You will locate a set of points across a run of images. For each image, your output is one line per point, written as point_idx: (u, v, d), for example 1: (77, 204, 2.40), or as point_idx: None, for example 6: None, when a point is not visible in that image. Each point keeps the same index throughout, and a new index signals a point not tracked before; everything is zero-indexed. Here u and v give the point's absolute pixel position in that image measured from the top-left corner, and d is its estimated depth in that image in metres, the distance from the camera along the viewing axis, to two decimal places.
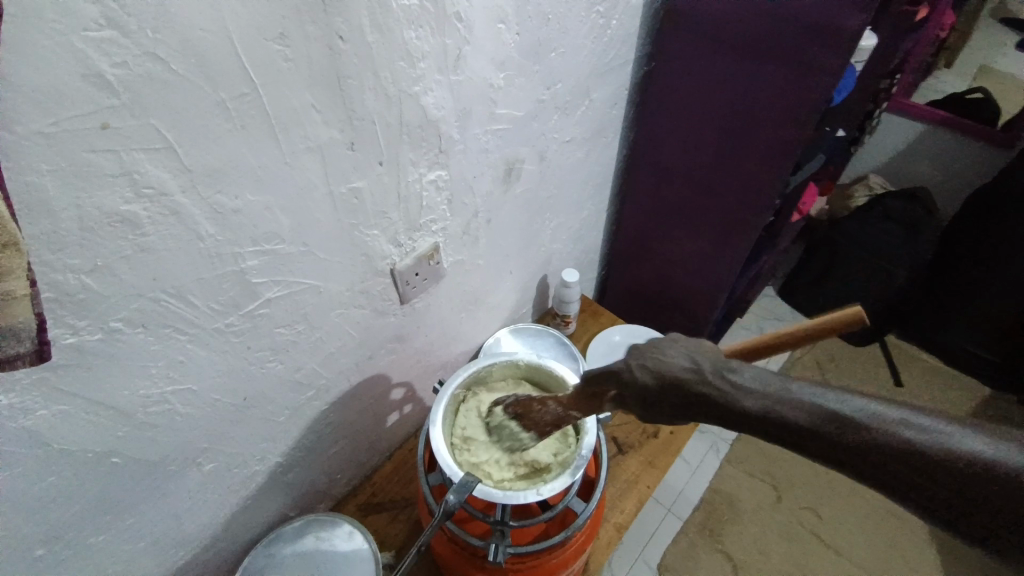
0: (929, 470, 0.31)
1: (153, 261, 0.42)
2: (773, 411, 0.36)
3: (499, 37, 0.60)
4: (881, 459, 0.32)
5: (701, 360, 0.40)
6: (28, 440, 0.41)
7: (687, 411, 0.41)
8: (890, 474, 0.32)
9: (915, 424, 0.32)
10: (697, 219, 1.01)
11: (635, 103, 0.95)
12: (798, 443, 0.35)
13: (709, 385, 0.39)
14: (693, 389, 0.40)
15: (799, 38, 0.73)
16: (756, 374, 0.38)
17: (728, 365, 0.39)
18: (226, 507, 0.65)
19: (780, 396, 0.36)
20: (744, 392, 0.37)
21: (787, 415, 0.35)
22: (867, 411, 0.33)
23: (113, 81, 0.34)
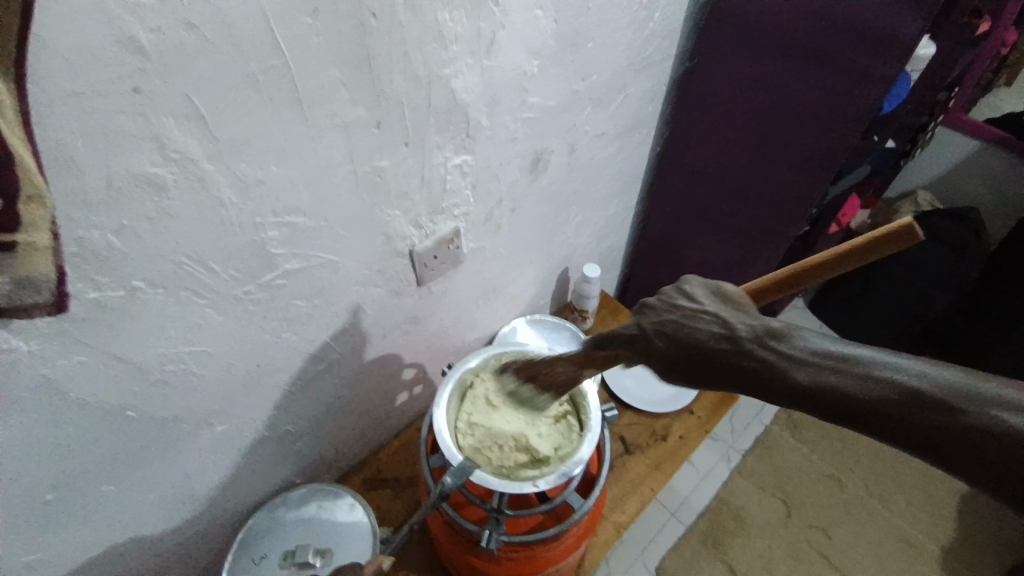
0: (971, 434, 0.34)
1: (176, 225, 0.43)
2: (831, 377, 0.38)
3: (536, 24, 0.59)
4: (932, 423, 0.35)
5: (735, 325, 0.42)
6: (48, 387, 0.43)
7: (721, 377, 0.42)
8: (940, 440, 0.34)
9: (968, 391, 0.34)
10: (730, 223, 0.98)
11: (672, 100, 0.92)
12: (849, 408, 0.37)
13: (757, 349, 0.41)
14: (736, 356, 0.41)
15: (853, 42, 0.70)
16: (812, 341, 0.40)
17: (770, 331, 0.41)
18: (235, 468, 0.67)
19: (838, 364, 0.38)
20: (797, 358, 0.39)
21: (843, 383, 0.37)
22: (917, 376, 0.36)
23: (145, 47, 0.35)
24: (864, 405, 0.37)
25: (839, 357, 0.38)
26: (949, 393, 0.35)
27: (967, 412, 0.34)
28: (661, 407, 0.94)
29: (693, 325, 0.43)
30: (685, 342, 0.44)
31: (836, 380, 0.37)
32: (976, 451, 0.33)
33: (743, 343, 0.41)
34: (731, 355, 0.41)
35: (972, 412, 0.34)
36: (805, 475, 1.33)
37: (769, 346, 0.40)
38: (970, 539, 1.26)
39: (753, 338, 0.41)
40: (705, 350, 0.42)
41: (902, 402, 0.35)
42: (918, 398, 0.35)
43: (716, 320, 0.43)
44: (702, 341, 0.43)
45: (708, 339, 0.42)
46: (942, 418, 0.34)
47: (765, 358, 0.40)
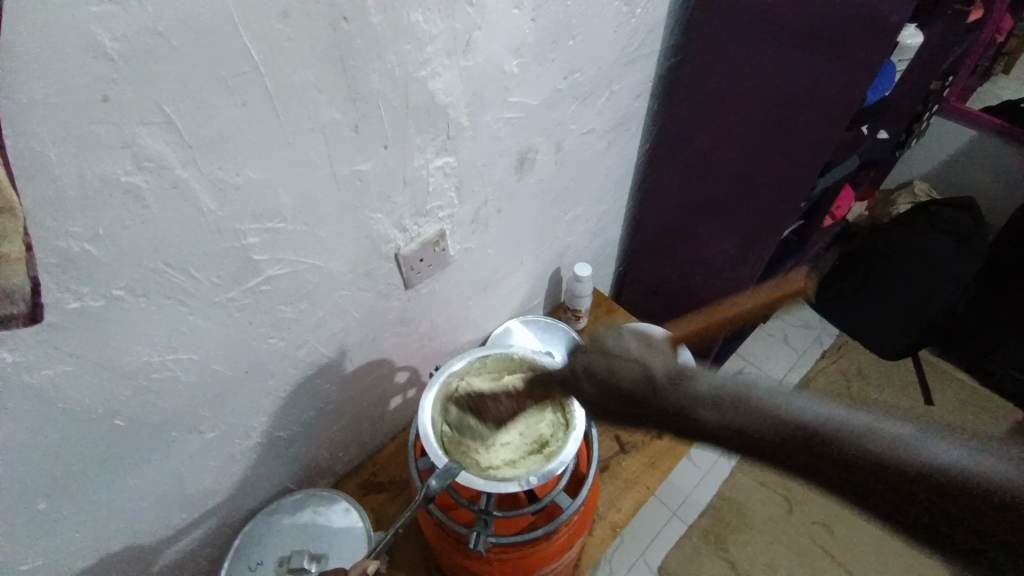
0: (857, 467, 0.29)
1: (155, 231, 0.44)
2: (729, 411, 0.35)
3: (515, 23, 0.59)
4: (817, 457, 0.30)
5: (656, 368, 0.42)
6: (32, 396, 0.43)
7: (640, 418, 0.42)
8: (847, 479, 0.29)
9: (862, 424, 0.30)
10: (722, 219, 0.98)
11: (659, 96, 0.92)
12: (748, 445, 0.33)
13: (662, 392, 0.39)
14: (651, 396, 0.40)
15: (840, 32, 0.69)
16: (709, 377, 0.38)
17: (679, 372, 0.40)
18: (228, 474, 0.67)
19: (731, 398, 0.35)
20: (697, 397, 0.37)
21: (736, 415, 0.34)
22: (813, 413, 0.32)
23: (114, 55, 0.35)
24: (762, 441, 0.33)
25: (734, 396, 0.35)
26: (845, 431, 0.30)
27: (869, 450, 0.29)
28: None
29: (618, 372, 0.45)
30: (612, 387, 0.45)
31: (734, 415, 0.34)
32: (881, 491, 0.28)
33: (657, 382, 0.40)
34: (647, 396, 0.41)
35: (874, 447, 0.29)
36: None
37: (671, 385, 0.39)
38: None
39: (670, 379, 0.40)
40: (630, 391, 0.43)
41: (793, 439, 0.32)
42: (812, 433, 0.31)
43: (635, 367, 0.44)
44: (631, 384, 0.43)
45: (636, 382, 0.43)
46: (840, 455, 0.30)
47: (672, 397, 0.38)
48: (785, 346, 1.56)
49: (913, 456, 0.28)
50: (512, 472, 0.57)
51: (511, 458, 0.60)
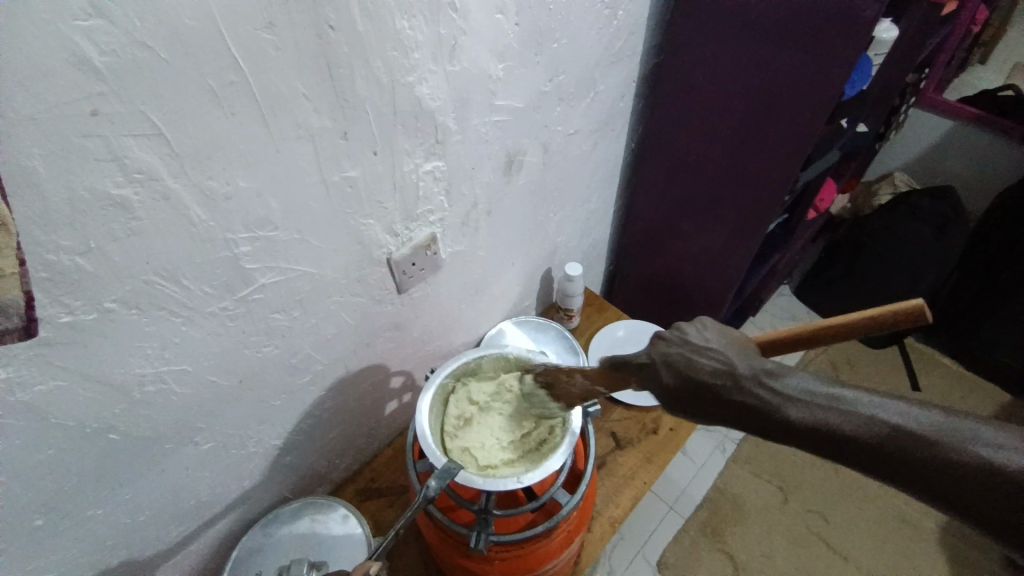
0: (926, 462, 0.40)
1: (146, 243, 0.43)
2: (832, 414, 0.43)
3: (499, 27, 0.60)
4: (895, 455, 0.41)
5: (735, 361, 0.46)
6: (25, 413, 0.43)
7: (718, 410, 0.47)
8: (899, 464, 0.41)
9: (934, 426, 0.41)
10: (710, 215, 0.99)
11: (643, 95, 0.93)
12: (831, 439, 0.42)
13: (749, 389, 0.45)
14: (735, 392, 0.46)
15: (816, 29, 0.71)
16: (798, 380, 0.44)
17: (765, 370, 0.46)
18: (225, 486, 0.67)
19: (824, 401, 0.43)
20: (786, 400, 0.44)
21: (831, 419, 0.42)
22: (895, 418, 0.41)
23: (101, 68, 0.35)
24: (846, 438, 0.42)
25: (821, 401, 0.43)
26: (912, 434, 0.41)
27: (926, 447, 0.40)
28: (650, 400, 0.95)
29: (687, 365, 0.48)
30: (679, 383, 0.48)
31: (823, 420, 0.42)
32: (928, 473, 0.40)
33: (743, 380, 0.45)
34: (731, 391, 0.46)
35: (926, 446, 0.40)
36: (800, 460, 1.34)
37: (754, 383, 0.45)
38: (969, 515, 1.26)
39: (758, 376, 0.45)
40: (704, 388, 0.47)
41: (877, 441, 0.41)
42: (894, 438, 0.41)
43: (709, 362, 0.47)
44: (707, 377, 0.47)
45: (715, 376, 0.46)
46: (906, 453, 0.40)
47: (756, 396, 0.45)
48: (775, 339, 1.58)
49: (964, 452, 0.39)
50: (509, 471, 0.58)
51: (510, 458, 0.60)
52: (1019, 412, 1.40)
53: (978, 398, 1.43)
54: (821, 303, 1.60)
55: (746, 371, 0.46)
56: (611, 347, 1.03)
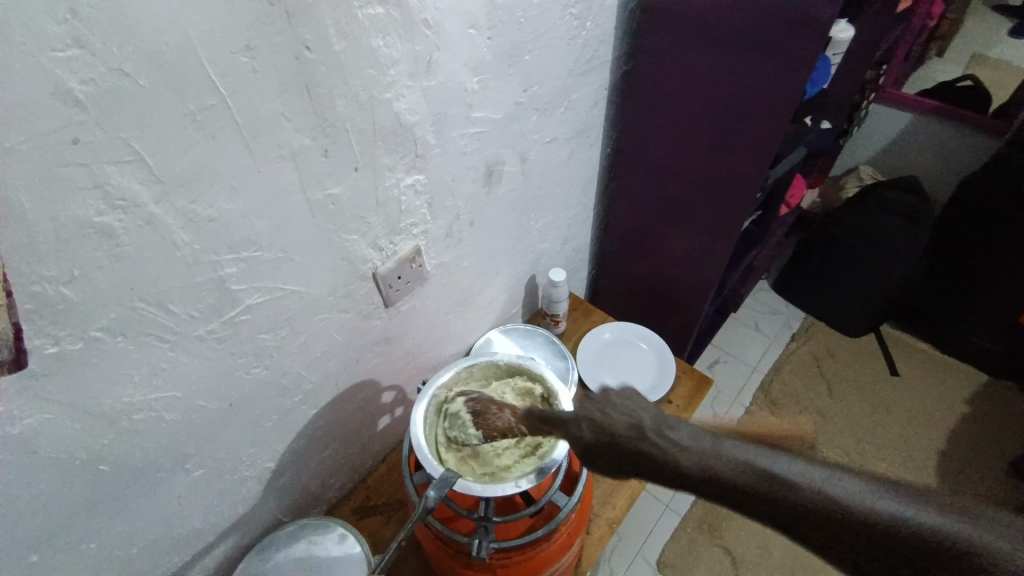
0: (819, 518, 0.37)
1: (132, 269, 0.43)
2: (726, 474, 0.40)
3: (473, 42, 0.61)
4: (788, 509, 0.38)
5: (641, 415, 0.44)
6: (13, 447, 0.42)
7: (627, 466, 0.44)
8: (802, 521, 0.38)
9: (830, 480, 0.38)
10: (687, 215, 1.01)
11: (615, 102, 0.96)
12: (772, 502, 0.38)
13: (680, 444, 0.42)
14: (641, 443, 0.43)
15: (775, 33, 0.73)
16: (695, 433, 0.42)
17: (666, 421, 0.43)
18: (219, 512, 0.66)
19: (721, 456, 0.41)
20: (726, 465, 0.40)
21: (730, 475, 0.40)
22: (790, 470, 0.39)
23: (81, 97, 0.35)
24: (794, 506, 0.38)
25: (762, 464, 0.39)
26: (808, 489, 0.38)
27: (821, 499, 0.37)
28: None
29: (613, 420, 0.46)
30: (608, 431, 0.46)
31: (719, 472, 0.40)
32: (827, 532, 0.37)
33: (648, 433, 0.43)
34: (636, 443, 0.43)
35: (819, 497, 0.37)
36: None
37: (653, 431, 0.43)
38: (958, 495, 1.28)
39: (656, 428, 0.43)
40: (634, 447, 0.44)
41: (770, 498, 0.38)
42: (786, 495, 0.38)
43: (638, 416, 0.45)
44: (617, 430, 0.44)
45: (622, 432, 0.44)
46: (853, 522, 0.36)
47: (657, 448, 0.42)
48: (757, 333, 1.61)
49: (855, 506, 0.37)
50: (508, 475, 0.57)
51: (506, 463, 0.59)
52: (994, 391, 1.45)
53: (954, 380, 1.48)
54: (799, 297, 1.63)
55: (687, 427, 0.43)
56: (599, 350, 1.05)
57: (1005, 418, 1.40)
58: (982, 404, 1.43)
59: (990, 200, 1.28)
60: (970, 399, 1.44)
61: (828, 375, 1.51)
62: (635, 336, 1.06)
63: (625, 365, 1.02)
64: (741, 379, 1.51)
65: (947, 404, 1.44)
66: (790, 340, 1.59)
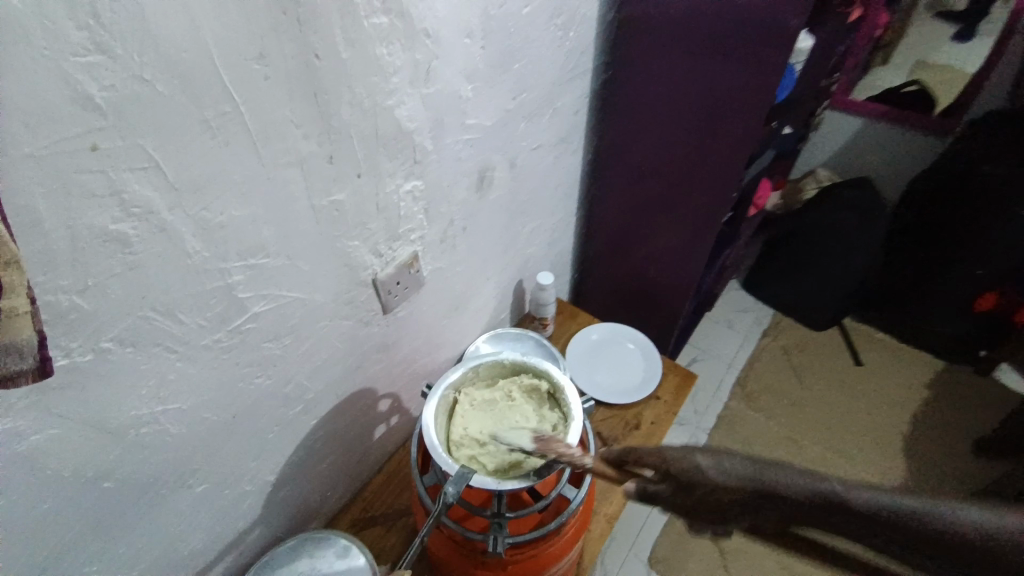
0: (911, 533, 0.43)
1: (144, 277, 0.43)
2: (831, 506, 0.44)
3: (467, 50, 0.63)
4: (888, 530, 0.43)
5: (742, 465, 0.46)
6: (21, 466, 0.41)
7: (731, 509, 0.46)
8: (894, 538, 0.43)
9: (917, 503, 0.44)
10: (668, 216, 1.06)
11: (596, 108, 0.99)
12: (872, 526, 0.43)
13: (778, 482, 0.45)
14: (752, 490, 0.45)
15: (749, 41, 0.78)
16: (793, 475, 0.45)
17: (767, 468, 0.46)
18: (220, 530, 0.64)
19: (825, 488, 0.44)
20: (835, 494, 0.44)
21: (838, 502, 0.44)
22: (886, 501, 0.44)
23: (101, 103, 0.36)
24: (900, 523, 0.43)
25: (860, 491, 0.44)
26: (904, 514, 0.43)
27: (917, 519, 0.43)
28: (631, 398, 0.98)
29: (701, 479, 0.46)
30: (695, 487, 0.47)
31: (830, 502, 0.44)
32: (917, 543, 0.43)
33: (758, 480, 0.45)
34: (749, 491, 0.45)
35: (910, 517, 0.43)
36: (768, 442, 1.42)
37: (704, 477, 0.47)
38: (923, 475, 1.36)
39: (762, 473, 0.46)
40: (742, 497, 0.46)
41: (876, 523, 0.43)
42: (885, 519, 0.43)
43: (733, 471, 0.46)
44: (723, 479, 0.46)
45: (733, 480, 0.46)
46: (905, 523, 0.43)
47: (770, 489, 0.45)
48: (730, 330, 1.67)
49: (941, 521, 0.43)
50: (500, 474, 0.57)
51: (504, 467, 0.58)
52: (950, 376, 1.55)
53: (913, 367, 1.57)
54: (769, 294, 1.71)
55: (767, 463, 0.46)
56: (587, 350, 1.08)
57: (960, 400, 1.50)
58: (940, 388, 1.52)
59: (947, 192, 1.37)
60: (930, 383, 1.54)
61: (799, 368, 1.58)
62: (621, 336, 1.09)
63: (613, 364, 1.05)
64: (718, 375, 1.56)
65: (908, 390, 1.52)
66: (761, 336, 1.66)
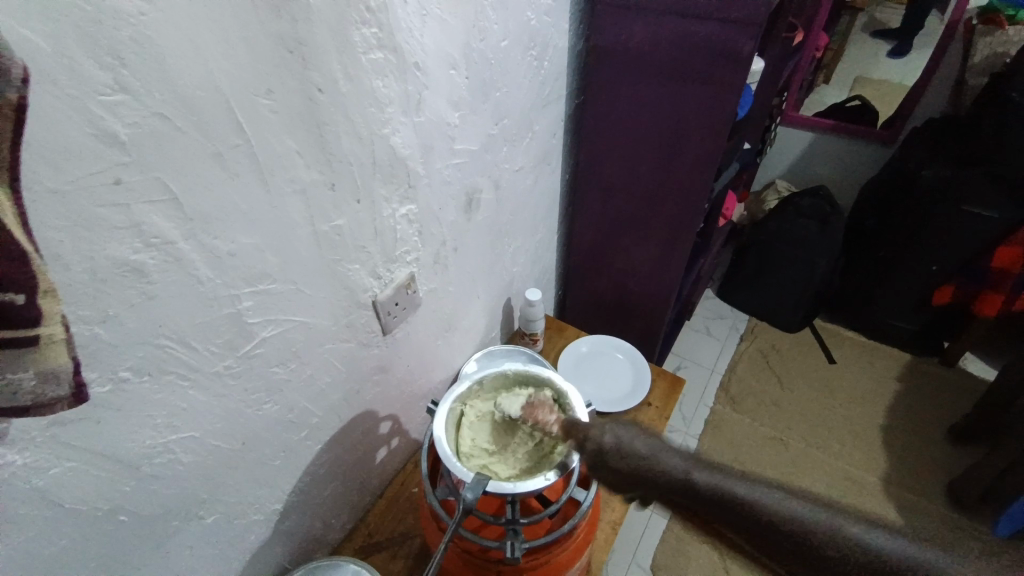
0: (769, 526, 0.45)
1: (158, 306, 0.44)
2: (699, 491, 0.48)
3: (453, 80, 0.67)
4: (752, 517, 0.46)
5: (641, 444, 0.52)
6: (37, 501, 0.41)
7: (619, 480, 0.52)
8: (753, 529, 0.46)
9: (783, 501, 0.46)
10: (642, 230, 1.11)
11: (570, 131, 1.04)
12: (731, 511, 0.46)
13: (659, 465, 0.50)
14: (637, 465, 0.50)
15: (709, 64, 0.85)
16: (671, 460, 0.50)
17: (655, 450, 0.51)
18: (226, 564, 0.63)
19: (701, 471, 0.49)
20: (746, 500, 0.46)
21: (711, 484, 0.47)
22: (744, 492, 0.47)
23: (125, 139, 0.37)
24: (814, 545, 0.44)
25: (727, 480, 0.47)
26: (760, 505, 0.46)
27: (773, 516, 0.45)
28: (624, 406, 1.01)
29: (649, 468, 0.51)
30: (627, 470, 0.51)
31: (693, 483, 0.48)
32: (771, 531, 0.45)
33: (641, 456, 0.51)
34: (634, 466, 0.51)
35: (766, 509, 0.46)
36: (754, 443, 1.46)
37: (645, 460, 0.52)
38: (902, 463, 1.42)
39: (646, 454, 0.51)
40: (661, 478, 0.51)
41: (735, 508, 0.47)
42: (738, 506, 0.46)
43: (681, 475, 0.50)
44: (618, 451, 0.52)
45: (624, 455, 0.52)
46: (765, 515, 0.46)
47: (655, 466, 0.50)
48: (709, 338, 1.73)
49: (795, 515, 0.45)
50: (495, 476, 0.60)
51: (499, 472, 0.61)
52: (917, 367, 1.63)
53: (881, 361, 1.65)
54: (742, 300, 1.78)
55: (667, 451, 0.51)
56: (577, 363, 1.11)
57: (930, 389, 1.58)
58: (909, 379, 1.60)
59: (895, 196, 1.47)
60: (899, 375, 1.61)
61: (777, 369, 1.64)
62: (609, 348, 1.13)
63: (603, 375, 1.08)
64: (702, 382, 1.60)
65: (880, 383, 1.60)
66: (738, 341, 1.72)
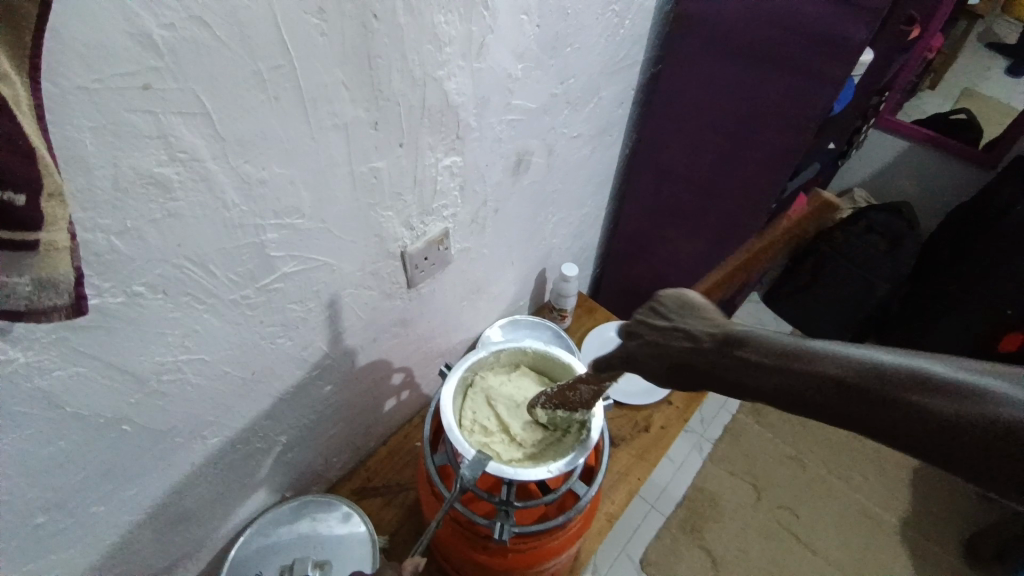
0: (835, 400, 0.35)
1: (179, 227, 0.43)
2: (752, 384, 0.39)
3: (521, 28, 0.61)
4: (820, 396, 0.36)
5: (699, 334, 0.44)
6: (42, 401, 0.41)
7: (689, 380, 0.44)
8: (816, 401, 0.36)
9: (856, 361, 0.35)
10: (696, 220, 1.04)
11: (638, 103, 0.97)
12: (791, 381, 0.37)
13: (692, 373, 0.44)
14: (700, 361, 0.43)
15: (806, 46, 0.76)
16: (763, 338, 0.40)
17: (731, 340, 0.42)
18: (225, 483, 0.65)
19: (784, 360, 0.38)
20: (806, 377, 0.37)
21: (782, 377, 0.38)
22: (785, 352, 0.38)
23: (160, 43, 0.34)
24: (880, 403, 0.33)
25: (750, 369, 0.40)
26: (821, 377, 0.36)
27: (840, 382, 0.35)
28: (642, 400, 0.97)
29: (746, 338, 0.41)
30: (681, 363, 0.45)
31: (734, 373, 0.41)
32: (852, 407, 0.34)
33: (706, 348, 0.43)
34: (698, 363, 0.43)
35: (822, 377, 0.36)
36: (771, 457, 1.40)
37: (737, 354, 0.41)
38: (925, 508, 1.35)
39: (718, 343, 0.43)
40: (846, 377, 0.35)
41: (810, 399, 0.36)
42: (813, 395, 0.36)
43: (857, 355, 0.35)
44: (673, 352, 0.46)
45: (680, 351, 0.45)
46: (821, 389, 0.35)
47: (718, 362, 0.42)
48: None
49: (851, 382, 0.34)
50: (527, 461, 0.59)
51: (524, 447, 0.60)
52: None
53: None
54: (787, 310, 1.67)
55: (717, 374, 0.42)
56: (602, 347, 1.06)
57: None
58: None
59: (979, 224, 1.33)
60: None
61: None
62: None
63: None
64: None
65: None
66: None
